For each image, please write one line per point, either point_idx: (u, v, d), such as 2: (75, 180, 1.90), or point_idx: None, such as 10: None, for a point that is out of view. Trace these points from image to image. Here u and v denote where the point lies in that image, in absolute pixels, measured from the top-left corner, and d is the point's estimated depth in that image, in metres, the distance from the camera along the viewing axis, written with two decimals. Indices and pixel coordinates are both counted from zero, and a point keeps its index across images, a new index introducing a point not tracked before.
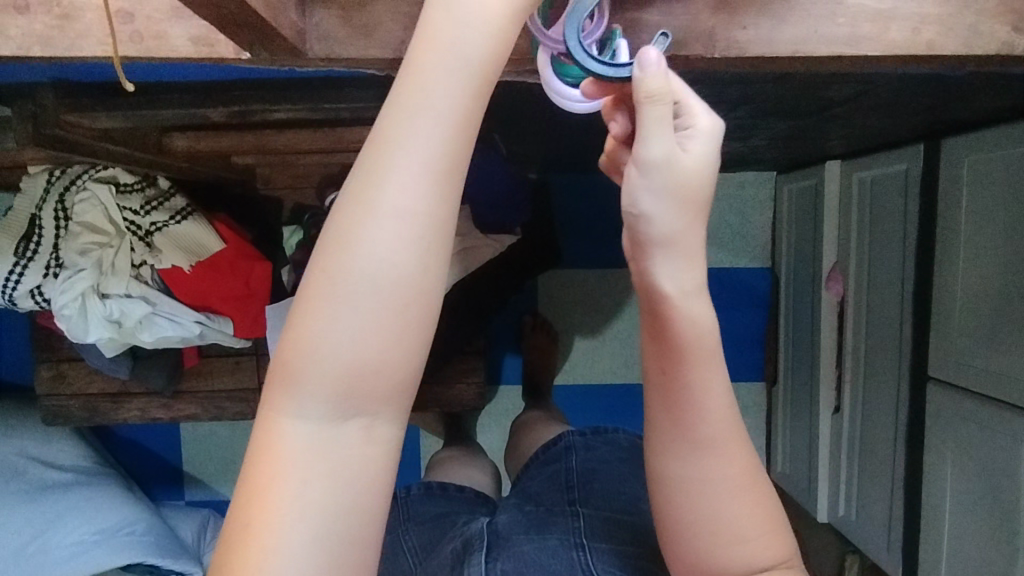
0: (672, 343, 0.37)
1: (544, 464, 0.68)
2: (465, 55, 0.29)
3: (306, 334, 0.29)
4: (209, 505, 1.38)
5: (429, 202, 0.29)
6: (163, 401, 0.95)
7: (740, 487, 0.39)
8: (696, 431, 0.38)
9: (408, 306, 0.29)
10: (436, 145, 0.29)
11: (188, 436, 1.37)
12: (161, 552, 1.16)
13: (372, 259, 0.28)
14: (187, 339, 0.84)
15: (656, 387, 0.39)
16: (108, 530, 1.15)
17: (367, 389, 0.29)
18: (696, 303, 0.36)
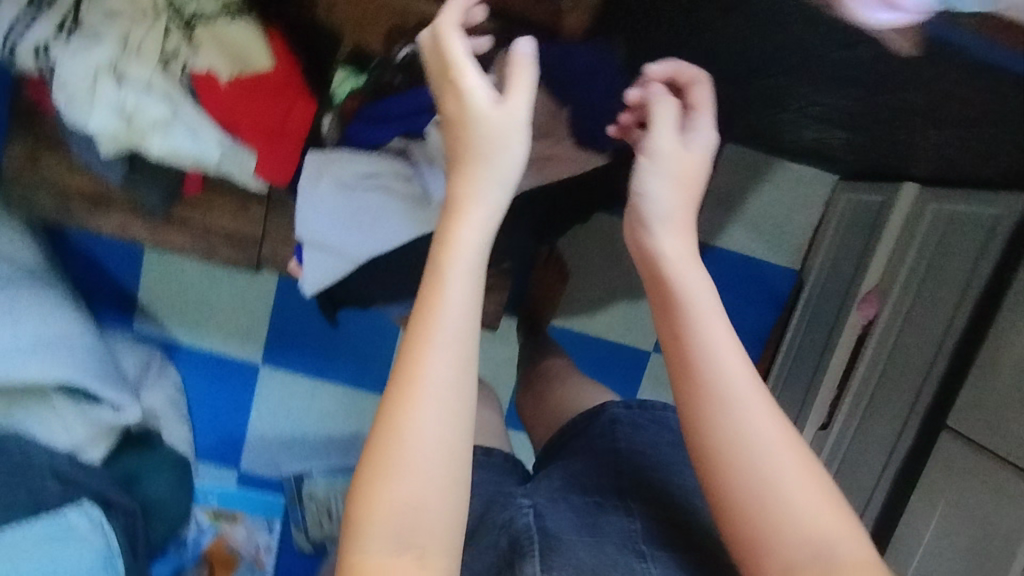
0: (681, 314, 0.51)
1: (589, 434, 0.69)
2: (468, 270, 0.49)
3: (378, 488, 0.45)
4: (157, 344, 1.28)
5: (449, 376, 0.47)
6: (148, 221, 0.84)
7: (786, 456, 0.47)
8: (720, 386, 0.49)
9: (445, 458, 0.46)
10: (450, 342, 0.47)
11: (150, 267, 1.25)
12: (101, 379, 1.08)
13: (437, 362, 0.47)
14: (198, 163, 0.75)
15: (677, 357, 0.51)
16: (48, 340, 1.05)
17: (439, 449, 0.46)
18: (693, 278, 0.53)
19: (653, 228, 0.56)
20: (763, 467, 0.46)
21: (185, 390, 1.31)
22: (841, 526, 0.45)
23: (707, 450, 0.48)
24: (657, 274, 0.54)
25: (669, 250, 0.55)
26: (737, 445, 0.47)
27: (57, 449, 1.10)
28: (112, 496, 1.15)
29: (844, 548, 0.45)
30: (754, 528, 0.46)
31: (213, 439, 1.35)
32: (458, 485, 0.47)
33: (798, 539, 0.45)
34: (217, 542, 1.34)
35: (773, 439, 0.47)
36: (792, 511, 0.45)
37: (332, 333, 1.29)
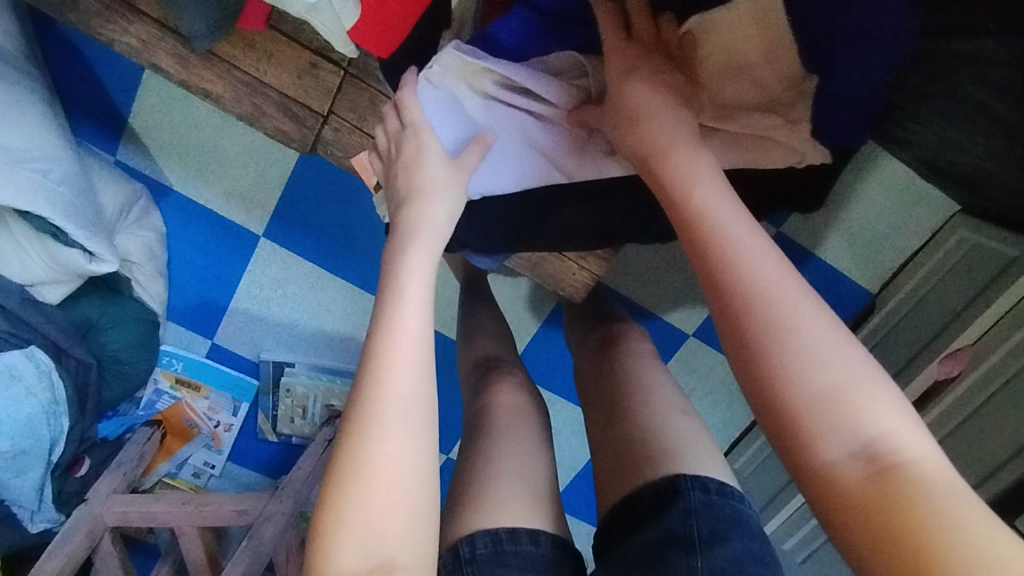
0: (718, 255, 0.48)
1: (663, 523, 0.63)
2: (417, 282, 0.54)
3: (343, 506, 0.46)
4: (144, 181, 1.07)
5: (410, 383, 0.50)
6: (183, 54, 0.64)
7: (847, 353, 0.44)
8: (765, 308, 0.45)
9: (405, 462, 0.48)
10: (407, 353, 0.51)
11: (150, 89, 1.00)
12: (75, 216, 0.87)
13: (400, 354, 0.50)
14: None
15: (715, 295, 0.47)
16: (10, 152, 0.83)
17: (403, 465, 0.48)
18: (731, 220, 0.50)
19: (700, 198, 0.51)
20: (809, 385, 0.43)
21: (167, 242, 1.11)
22: (897, 425, 0.43)
23: (751, 375, 0.45)
24: (689, 213, 0.51)
25: (706, 200, 0.51)
26: (786, 358, 0.44)
27: (8, 282, 0.93)
28: (65, 346, 0.99)
29: (902, 449, 0.42)
30: (796, 443, 0.43)
31: (190, 303, 1.18)
32: (424, 490, 0.48)
33: (844, 445, 0.42)
34: (175, 410, 1.23)
35: (827, 348, 0.44)
36: (841, 418, 0.43)
37: (351, 223, 1.10)
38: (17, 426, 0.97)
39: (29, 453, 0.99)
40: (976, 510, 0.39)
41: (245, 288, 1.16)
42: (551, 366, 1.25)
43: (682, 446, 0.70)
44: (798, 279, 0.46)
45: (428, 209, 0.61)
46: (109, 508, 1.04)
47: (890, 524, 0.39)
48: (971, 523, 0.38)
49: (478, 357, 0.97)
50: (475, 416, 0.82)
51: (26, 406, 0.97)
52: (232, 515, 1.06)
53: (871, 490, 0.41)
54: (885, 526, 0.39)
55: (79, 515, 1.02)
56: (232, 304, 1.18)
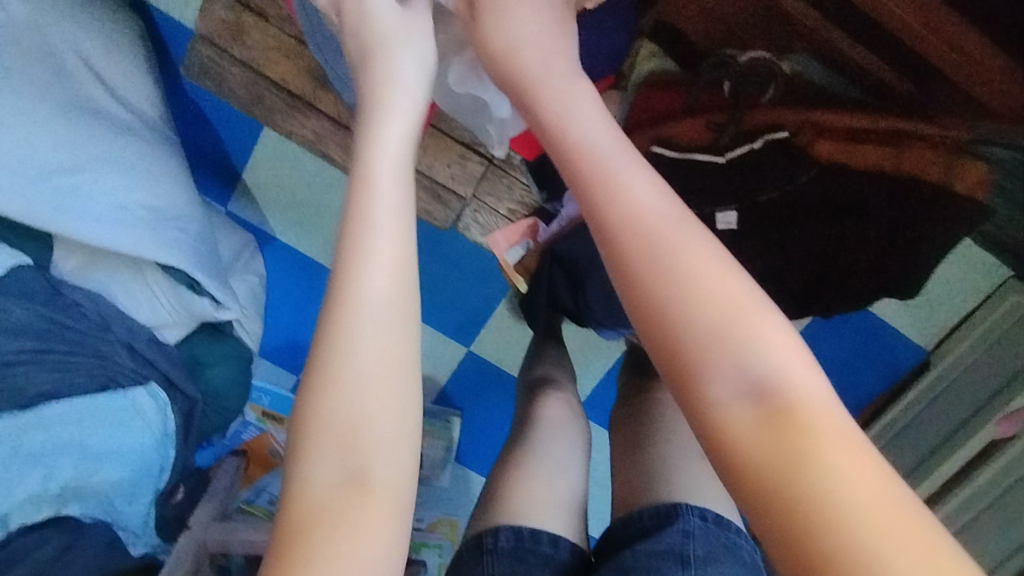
0: (635, 218, 0.45)
1: (662, 539, 0.70)
2: (379, 223, 0.50)
3: (320, 455, 0.45)
4: (252, 231, 1.17)
5: (381, 341, 0.47)
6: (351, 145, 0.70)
7: (761, 313, 0.42)
8: (684, 262, 0.43)
9: (374, 410, 0.46)
10: (377, 302, 0.48)
11: (264, 149, 1.09)
12: (207, 269, 0.97)
13: (376, 265, 0.48)
14: (464, 111, 0.72)
15: (625, 247, 0.45)
16: (158, 212, 0.93)
17: (375, 375, 0.47)
18: (635, 182, 0.46)
19: (613, 177, 0.47)
20: (718, 347, 0.41)
21: (266, 285, 1.20)
22: (804, 380, 0.41)
23: (660, 343, 0.43)
24: (611, 181, 0.47)
25: (630, 179, 0.47)
26: (710, 320, 0.42)
27: (137, 323, 1.02)
28: (177, 379, 1.07)
29: (800, 399, 0.40)
30: (699, 402, 0.41)
31: (281, 340, 1.27)
32: (405, 434, 0.47)
33: (731, 391, 0.41)
34: (260, 440, 1.31)
35: (746, 313, 0.42)
36: (746, 374, 0.41)
37: (437, 272, 1.17)
38: (133, 457, 1.04)
39: (141, 480, 1.07)
40: (871, 462, 0.38)
41: None
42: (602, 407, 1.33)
43: (690, 479, 0.77)
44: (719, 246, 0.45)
45: (404, 96, 0.55)
46: (209, 534, 1.12)
47: (785, 497, 0.37)
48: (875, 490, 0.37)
49: (534, 376, 1.04)
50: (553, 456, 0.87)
51: (142, 439, 1.04)
52: None
53: (770, 446, 0.39)
54: (777, 479, 0.38)
55: (184, 541, 1.08)
56: None
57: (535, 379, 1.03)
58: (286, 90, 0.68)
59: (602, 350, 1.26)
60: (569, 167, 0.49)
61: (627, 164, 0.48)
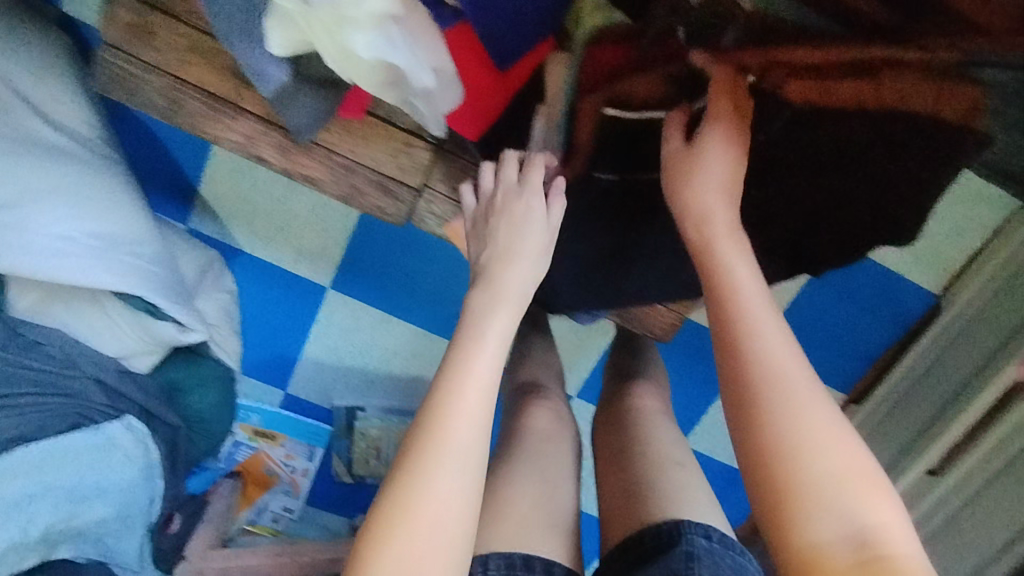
0: (758, 349, 0.55)
1: (664, 562, 0.67)
2: (485, 368, 0.58)
3: (395, 540, 0.51)
4: (216, 246, 1.12)
5: (474, 456, 0.55)
6: (284, 145, 0.64)
7: (838, 445, 0.51)
8: (775, 382, 0.54)
9: (459, 512, 0.53)
10: (472, 418, 0.56)
11: (218, 160, 1.04)
12: (168, 294, 0.91)
13: (464, 415, 0.56)
14: (394, 87, 0.56)
15: (733, 366, 0.56)
16: (108, 239, 0.86)
17: (457, 515, 0.53)
18: (774, 344, 0.56)
19: (757, 338, 0.56)
20: (807, 476, 0.50)
21: (239, 301, 1.15)
22: (885, 517, 0.48)
23: (759, 476, 0.51)
24: (751, 323, 0.57)
25: (770, 321, 0.57)
26: (788, 440, 0.51)
27: (104, 356, 0.97)
28: (154, 409, 1.04)
29: (885, 537, 0.47)
30: (786, 526, 0.49)
31: (262, 357, 1.22)
32: (458, 538, 0.53)
33: (835, 530, 0.48)
34: (256, 460, 1.27)
35: (827, 445, 0.51)
36: (838, 509, 0.48)
37: (415, 271, 1.12)
38: (120, 493, 1.01)
39: (133, 517, 1.04)
40: None
41: (315, 337, 1.19)
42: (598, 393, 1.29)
43: (680, 494, 0.76)
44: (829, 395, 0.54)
45: (518, 276, 0.65)
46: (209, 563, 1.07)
47: None
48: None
49: (520, 380, 1.03)
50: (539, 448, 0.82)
51: (126, 472, 1.01)
52: (325, 562, 1.09)
53: (857, 572, 0.46)
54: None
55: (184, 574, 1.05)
56: (302, 355, 1.21)
57: (522, 384, 1.02)
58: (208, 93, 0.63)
59: (594, 334, 1.21)
60: (726, 331, 0.58)
61: (763, 323, 0.57)
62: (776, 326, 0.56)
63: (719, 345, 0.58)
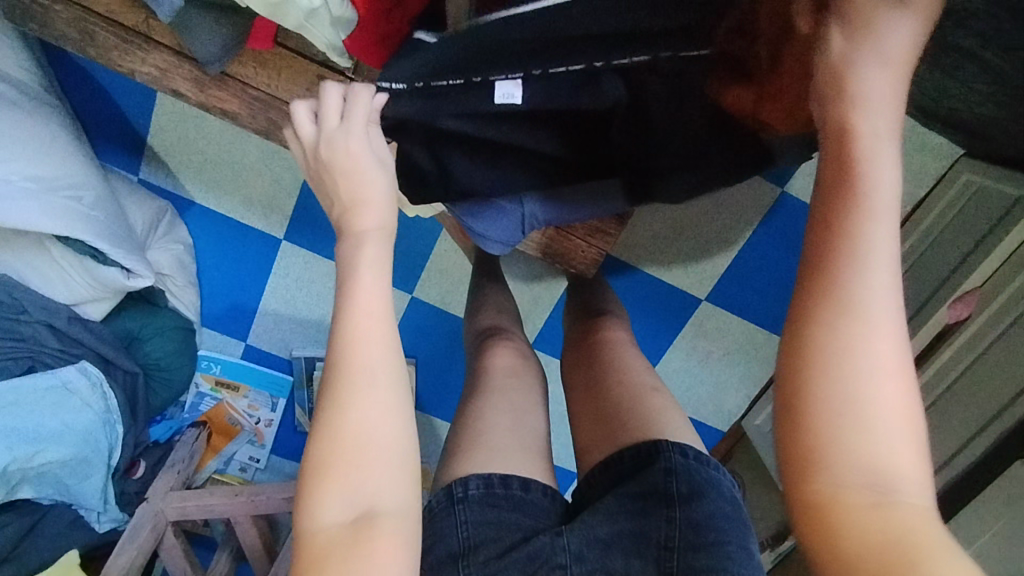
0: (847, 257, 0.44)
1: (641, 479, 0.66)
2: (373, 289, 0.52)
3: (323, 485, 0.48)
4: (168, 197, 1.13)
5: (389, 386, 0.50)
6: (198, 77, 0.69)
7: (895, 386, 0.43)
8: (858, 299, 0.43)
9: (385, 441, 0.49)
10: (375, 342, 0.51)
11: (164, 110, 1.04)
12: (111, 237, 0.93)
13: (362, 337, 0.51)
14: (283, 8, 0.57)
15: (816, 274, 0.45)
16: (43, 181, 0.88)
17: (381, 432, 0.49)
18: (877, 245, 0.44)
19: (860, 241, 0.44)
20: (863, 428, 0.42)
21: (194, 252, 1.17)
22: (913, 475, 0.43)
23: (795, 401, 0.44)
24: (844, 215, 0.44)
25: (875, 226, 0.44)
26: (852, 375, 0.43)
27: (53, 302, 1.00)
28: (112, 357, 1.06)
29: (909, 497, 0.42)
30: (813, 464, 0.43)
31: (221, 308, 1.24)
32: (403, 469, 0.50)
33: (862, 475, 0.42)
34: (218, 410, 1.29)
35: (891, 386, 0.43)
36: (872, 458, 0.42)
37: None
38: (76, 438, 1.04)
39: (92, 460, 1.06)
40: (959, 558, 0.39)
41: (272, 287, 1.21)
42: (557, 340, 1.30)
43: (659, 417, 0.74)
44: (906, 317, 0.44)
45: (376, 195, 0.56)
46: (169, 504, 1.11)
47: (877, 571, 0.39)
48: (956, 574, 0.38)
49: (482, 325, 0.98)
50: (469, 381, 0.85)
51: (83, 417, 1.04)
52: (282, 502, 1.13)
53: (874, 526, 0.41)
54: (874, 553, 0.40)
55: (142, 513, 1.09)
56: (260, 306, 1.23)
57: (484, 329, 0.97)
58: (125, 27, 0.66)
59: (549, 281, 1.22)
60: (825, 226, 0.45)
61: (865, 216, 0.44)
62: (894, 234, 0.43)
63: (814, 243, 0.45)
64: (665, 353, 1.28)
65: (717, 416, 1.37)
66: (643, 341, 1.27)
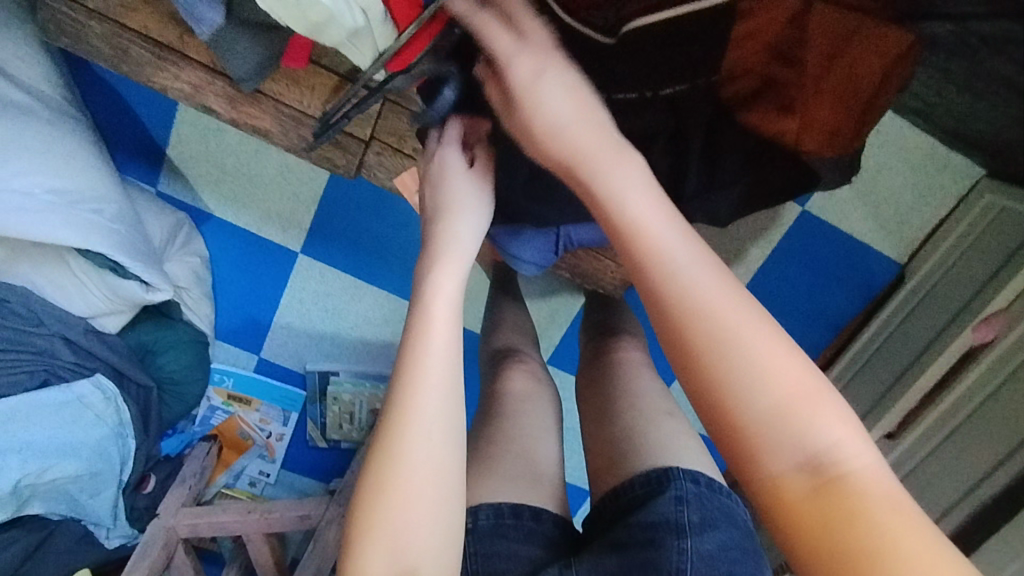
0: (658, 264, 0.47)
1: (651, 508, 0.65)
2: (444, 328, 0.54)
3: (378, 524, 0.49)
4: (185, 209, 1.13)
5: (450, 426, 0.52)
6: (230, 93, 0.68)
7: (770, 360, 0.45)
8: (699, 300, 0.46)
9: (441, 477, 0.51)
10: (439, 386, 0.52)
11: (184, 123, 1.04)
12: (130, 249, 0.92)
13: (429, 388, 0.52)
14: (325, 27, 0.57)
15: (653, 296, 0.47)
16: (66, 194, 0.88)
17: (435, 469, 0.51)
18: (672, 244, 0.48)
19: (659, 236, 0.48)
20: (754, 405, 0.44)
21: (210, 265, 1.16)
22: (836, 431, 0.44)
23: (710, 415, 0.45)
24: (635, 229, 0.49)
25: (646, 221, 0.49)
26: (731, 367, 0.44)
27: (69, 315, 0.99)
28: (125, 370, 1.05)
29: (846, 459, 0.43)
30: (749, 464, 0.44)
31: (235, 322, 1.23)
32: (450, 506, 0.51)
33: (792, 458, 0.43)
34: (229, 423, 1.27)
35: (769, 364, 0.44)
36: (791, 436, 0.43)
37: (384, 235, 1.12)
38: (90, 451, 1.03)
39: (103, 474, 1.05)
40: (898, 501, 0.42)
41: (287, 301, 1.20)
42: (570, 357, 1.29)
43: (672, 444, 0.72)
44: (747, 299, 0.46)
45: (461, 227, 0.60)
46: (180, 521, 1.09)
47: (840, 548, 0.41)
48: (898, 527, 0.41)
49: (497, 345, 0.97)
50: (488, 401, 0.84)
51: (96, 432, 1.03)
52: (294, 520, 1.12)
53: (817, 502, 0.42)
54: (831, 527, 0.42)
55: (154, 531, 1.08)
56: (275, 320, 1.22)
57: (500, 349, 0.95)
58: (159, 43, 0.66)
59: (565, 298, 1.22)
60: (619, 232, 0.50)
61: (657, 226, 0.49)
62: (674, 234, 0.48)
63: (623, 248, 0.49)
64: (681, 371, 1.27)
65: None
66: (658, 359, 1.25)
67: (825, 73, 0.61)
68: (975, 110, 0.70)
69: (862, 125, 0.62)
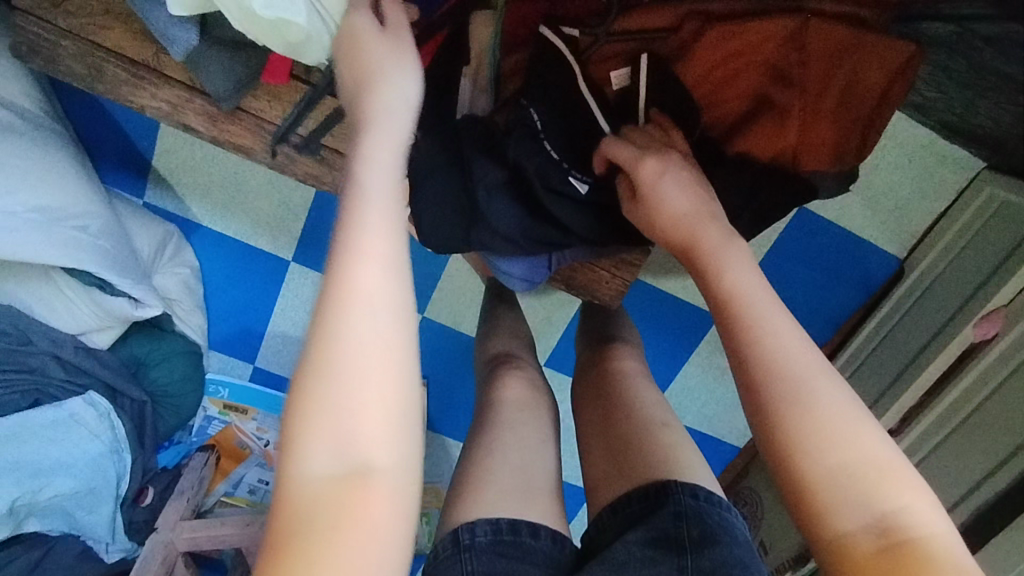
0: (746, 322, 0.49)
1: (651, 524, 0.64)
2: (381, 189, 0.45)
3: (309, 423, 0.40)
4: (173, 220, 1.11)
5: (394, 308, 0.43)
6: (211, 111, 0.67)
7: (841, 419, 0.45)
8: (778, 358, 0.47)
9: (384, 368, 0.42)
10: (380, 261, 0.43)
11: (170, 133, 1.02)
12: (117, 267, 0.91)
13: (370, 255, 0.43)
14: (304, 46, 0.56)
15: (733, 351, 0.49)
16: (51, 212, 0.86)
17: (376, 359, 0.41)
18: (764, 305, 0.50)
19: (748, 295, 0.51)
20: (823, 462, 0.45)
21: (201, 276, 1.15)
22: (906, 496, 0.43)
23: (779, 469, 0.46)
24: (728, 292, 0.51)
25: (739, 284, 0.52)
26: (803, 425, 0.45)
27: (59, 332, 0.98)
28: (120, 386, 1.04)
29: (918, 527, 0.42)
30: (812, 518, 0.44)
31: (229, 332, 1.21)
32: (397, 403, 0.42)
33: (861, 520, 0.43)
34: (226, 433, 1.25)
35: (841, 424, 0.45)
36: (860, 496, 0.43)
37: None
38: (85, 468, 1.02)
39: (99, 490, 1.04)
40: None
41: (281, 311, 1.19)
42: (567, 359, 1.28)
43: (671, 455, 0.71)
44: (827, 363, 0.48)
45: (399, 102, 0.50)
46: (179, 535, 1.09)
47: None
48: None
49: (493, 352, 0.96)
50: (484, 413, 0.83)
51: (90, 447, 1.02)
52: None
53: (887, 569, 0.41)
54: None
55: (151, 545, 1.07)
56: (269, 329, 1.21)
57: (496, 356, 0.94)
58: (138, 63, 0.66)
59: (560, 301, 1.20)
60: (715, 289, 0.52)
61: (748, 288, 0.51)
62: (766, 296, 0.50)
63: (712, 307, 0.52)
64: (678, 371, 1.26)
65: (730, 434, 1.35)
66: (655, 360, 1.24)
67: (825, 92, 0.62)
68: (974, 110, 0.69)
69: (865, 135, 0.64)
